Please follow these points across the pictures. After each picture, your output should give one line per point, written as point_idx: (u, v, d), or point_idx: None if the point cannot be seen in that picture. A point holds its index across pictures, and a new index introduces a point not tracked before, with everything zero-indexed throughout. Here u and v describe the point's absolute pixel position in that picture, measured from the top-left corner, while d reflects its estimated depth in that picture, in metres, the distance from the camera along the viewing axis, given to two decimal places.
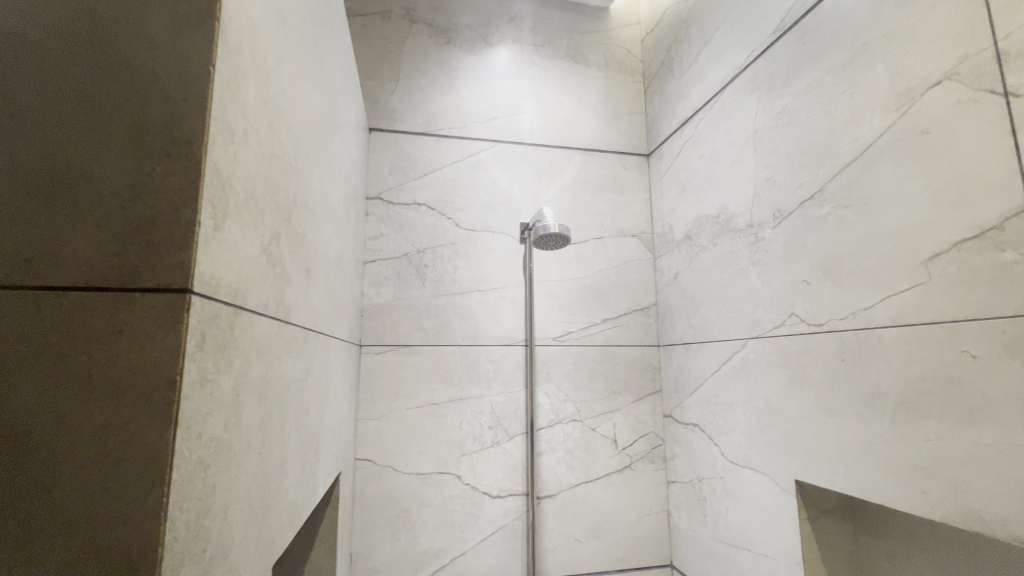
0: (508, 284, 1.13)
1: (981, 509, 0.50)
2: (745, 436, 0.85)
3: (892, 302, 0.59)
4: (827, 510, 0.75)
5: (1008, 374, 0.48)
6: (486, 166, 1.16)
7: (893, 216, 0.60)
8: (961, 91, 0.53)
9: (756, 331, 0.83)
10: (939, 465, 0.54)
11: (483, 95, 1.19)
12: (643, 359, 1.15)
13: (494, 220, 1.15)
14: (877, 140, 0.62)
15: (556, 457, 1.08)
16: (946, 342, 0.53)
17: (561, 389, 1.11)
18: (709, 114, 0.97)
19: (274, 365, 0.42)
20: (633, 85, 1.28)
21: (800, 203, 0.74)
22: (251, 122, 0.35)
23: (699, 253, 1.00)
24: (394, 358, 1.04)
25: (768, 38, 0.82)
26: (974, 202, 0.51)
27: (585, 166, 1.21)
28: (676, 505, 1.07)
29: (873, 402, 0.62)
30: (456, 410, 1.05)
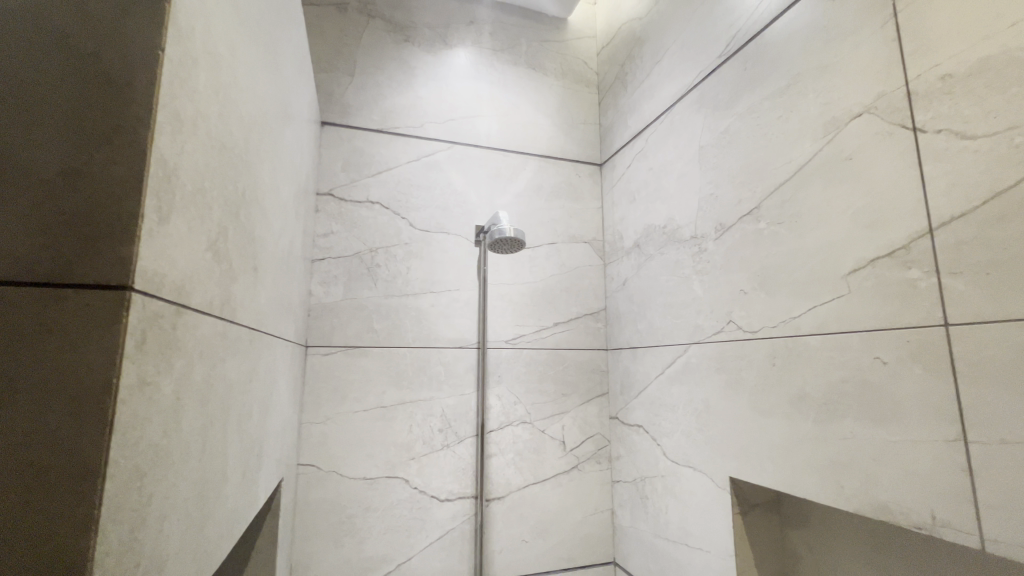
0: (462, 286, 1.13)
1: (888, 501, 0.55)
2: (685, 436, 0.89)
3: (817, 312, 0.65)
4: (758, 505, 0.80)
5: (912, 379, 0.53)
6: (442, 166, 1.16)
7: (819, 234, 0.65)
8: (877, 123, 0.59)
9: (697, 336, 0.88)
10: (854, 461, 0.59)
11: (441, 96, 1.18)
12: (592, 362, 1.19)
13: (448, 221, 1.14)
14: (807, 163, 0.68)
15: (505, 458, 1.09)
16: (861, 349, 0.59)
17: (513, 391, 1.12)
18: (659, 129, 1.02)
19: (218, 366, 0.39)
20: (588, 96, 1.31)
21: (739, 218, 0.79)
22: (200, 111, 0.33)
23: (647, 261, 1.05)
24: (342, 360, 1.01)
25: (714, 61, 0.87)
26: (888, 224, 0.57)
27: (540, 172, 1.23)
28: (620, 504, 1.11)
29: (799, 404, 0.67)
30: (406, 413, 1.04)
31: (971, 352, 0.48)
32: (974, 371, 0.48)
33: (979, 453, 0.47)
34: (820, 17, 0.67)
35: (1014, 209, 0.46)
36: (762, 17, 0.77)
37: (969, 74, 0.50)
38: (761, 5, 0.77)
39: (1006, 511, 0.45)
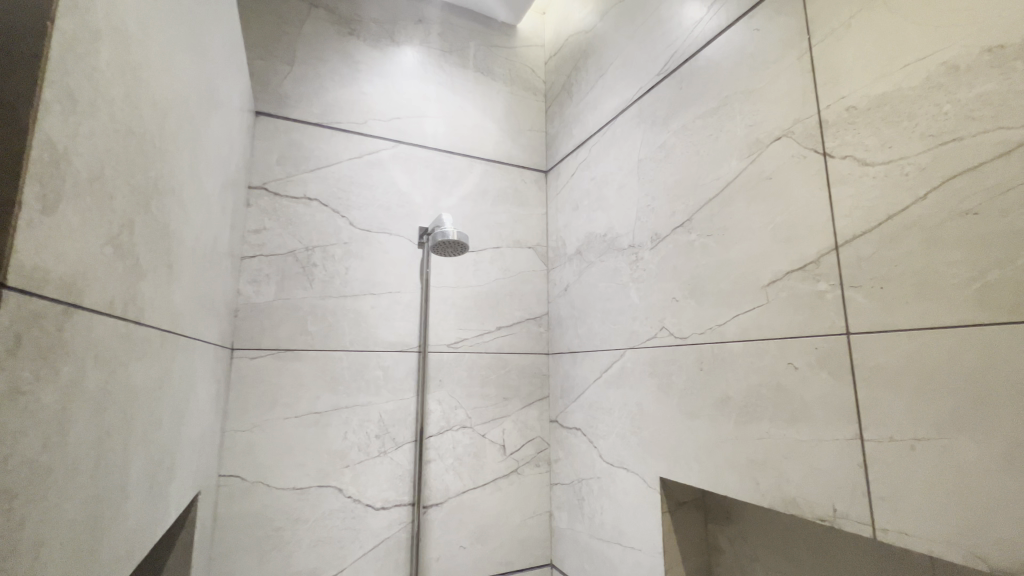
0: (403, 288, 1.10)
1: (797, 496, 0.59)
2: (620, 438, 0.92)
3: (739, 320, 0.69)
4: (685, 503, 0.84)
5: (819, 383, 0.58)
6: (386, 165, 1.13)
7: (742, 247, 0.70)
8: (794, 147, 0.64)
9: (632, 341, 0.91)
10: (769, 460, 0.63)
11: (386, 93, 1.15)
12: (533, 366, 1.20)
13: (391, 221, 1.11)
14: (733, 180, 0.72)
15: (444, 464, 1.07)
16: (777, 355, 0.63)
17: (453, 396, 1.10)
18: (602, 140, 1.05)
19: (118, 372, 0.36)
20: (536, 103, 1.33)
21: (673, 229, 0.83)
22: (101, 91, 0.30)
23: (588, 268, 1.07)
24: (272, 364, 0.96)
25: (652, 79, 0.91)
26: (801, 240, 0.62)
27: (486, 176, 1.23)
28: (558, 506, 1.12)
29: (722, 407, 0.71)
30: (341, 419, 1.00)
31: (867, 358, 0.53)
32: (869, 376, 0.53)
33: (873, 450, 0.52)
34: (747, 45, 0.72)
35: (904, 230, 0.51)
36: (697, 40, 0.81)
37: (870, 107, 0.55)
38: (696, 28, 0.82)
39: (893, 502, 0.50)
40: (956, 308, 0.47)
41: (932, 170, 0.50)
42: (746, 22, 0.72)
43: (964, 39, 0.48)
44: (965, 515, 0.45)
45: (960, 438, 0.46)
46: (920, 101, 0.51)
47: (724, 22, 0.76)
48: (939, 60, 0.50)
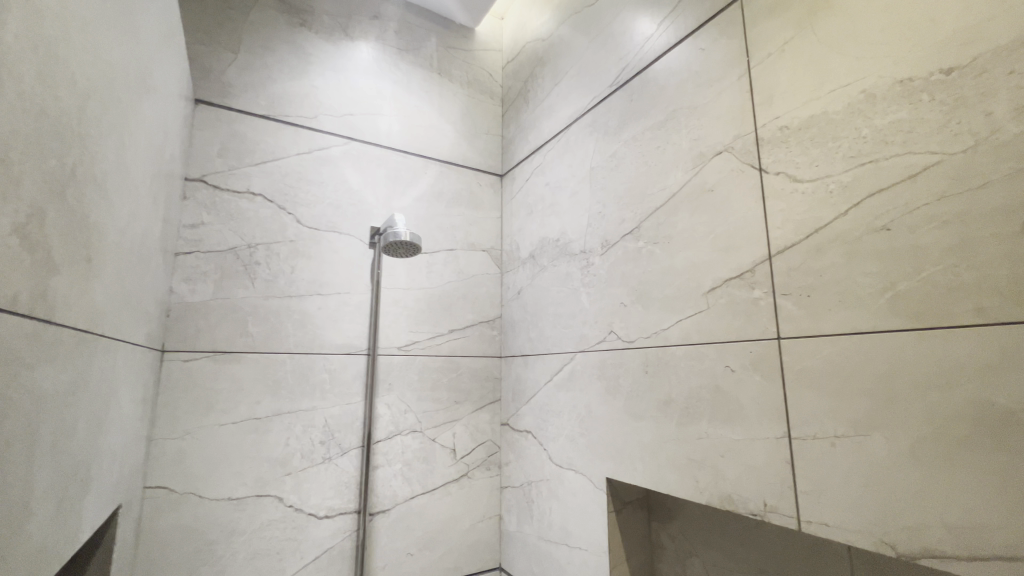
0: (353, 288, 1.07)
1: (732, 493, 0.63)
2: (569, 440, 0.93)
3: (682, 324, 0.72)
4: (630, 502, 0.86)
5: (754, 384, 0.61)
6: (337, 162, 1.09)
7: (686, 255, 0.73)
8: (733, 162, 0.67)
9: (582, 345, 0.93)
10: (707, 458, 0.66)
11: (339, 88, 1.12)
12: (485, 369, 1.19)
13: (341, 220, 1.08)
14: (678, 191, 0.75)
15: (393, 470, 1.05)
16: (716, 358, 0.67)
17: (403, 399, 1.08)
18: (556, 146, 1.07)
19: (22, 374, 0.33)
20: (493, 107, 1.33)
21: (622, 236, 0.86)
22: (7, 66, 0.28)
23: (541, 272, 1.08)
24: (208, 367, 0.91)
25: (605, 90, 0.94)
26: (739, 249, 0.65)
27: (441, 178, 1.22)
28: (507, 509, 1.12)
29: (665, 408, 0.74)
30: (283, 424, 0.95)
31: (795, 361, 0.57)
32: (797, 378, 0.57)
33: (799, 447, 0.56)
34: (692, 63, 0.75)
35: (828, 243, 0.55)
36: (647, 55, 0.85)
37: (800, 128, 0.60)
38: (646, 43, 0.85)
39: (816, 496, 0.54)
40: (872, 316, 0.51)
41: (852, 188, 0.54)
42: (692, 40, 0.76)
43: (880, 70, 0.53)
44: (876, 505, 0.49)
45: (874, 435, 0.50)
46: (842, 124, 0.56)
47: (673, 40, 0.79)
48: (859, 88, 0.54)
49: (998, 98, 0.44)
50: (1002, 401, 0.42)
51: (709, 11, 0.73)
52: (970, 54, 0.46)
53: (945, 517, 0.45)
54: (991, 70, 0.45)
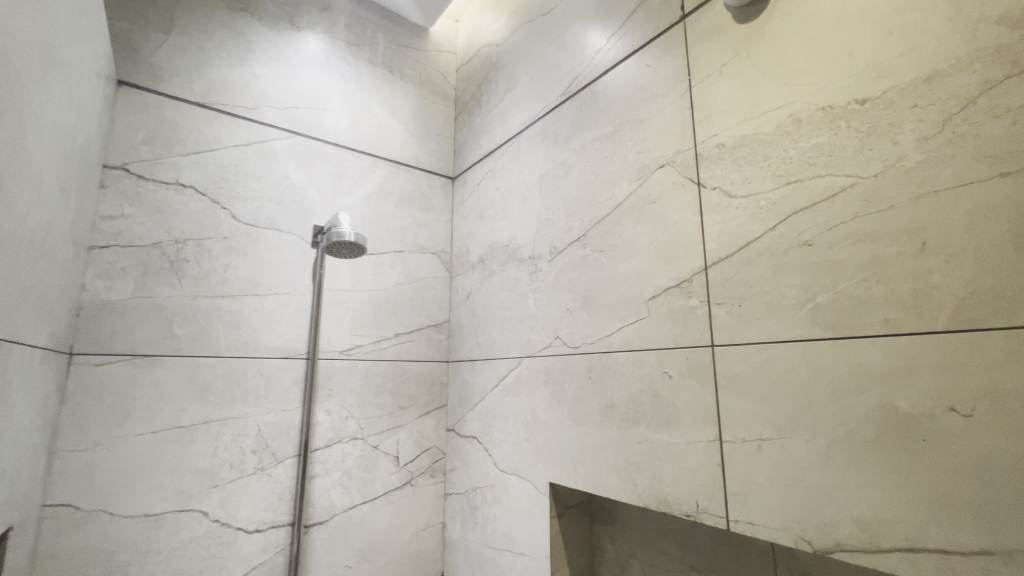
0: (293, 289, 1.02)
1: (668, 495, 0.65)
2: (514, 446, 0.93)
3: (624, 331, 0.74)
4: (573, 506, 0.87)
5: (690, 389, 0.64)
6: (278, 156, 1.04)
7: (629, 264, 0.75)
8: (674, 175, 0.70)
9: (529, 350, 0.93)
10: (646, 462, 0.68)
11: (283, 79, 1.07)
12: (432, 374, 1.17)
13: (282, 217, 1.03)
14: (623, 201, 0.78)
15: (331, 479, 1.00)
16: (655, 364, 0.69)
17: (345, 406, 1.04)
18: (508, 152, 1.08)
19: None
20: (445, 109, 1.32)
21: (569, 243, 0.87)
22: None
23: (490, 277, 1.08)
24: (124, 371, 0.83)
25: (556, 98, 0.95)
26: (678, 259, 0.68)
27: (390, 178, 1.19)
28: (452, 516, 1.11)
29: (607, 413, 0.75)
30: (210, 433, 0.89)
31: (727, 368, 0.60)
32: (728, 383, 0.60)
33: (729, 450, 0.59)
34: (639, 78, 0.78)
35: (758, 256, 0.59)
36: (596, 67, 0.87)
37: (734, 146, 0.63)
38: (596, 56, 0.87)
39: (744, 496, 0.57)
40: (795, 325, 0.54)
41: (779, 205, 0.57)
42: (639, 56, 0.78)
43: (805, 96, 0.57)
44: (796, 504, 0.52)
45: (795, 437, 0.53)
46: (771, 145, 0.59)
47: (622, 54, 0.82)
48: (787, 112, 0.58)
49: (904, 128, 0.49)
50: (904, 405, 0.46)
51: (655, 29, 0.76)
52: (880, 88, 0.51)
53: (855, 513, 0.48)
54: (897, 103, 0.49)
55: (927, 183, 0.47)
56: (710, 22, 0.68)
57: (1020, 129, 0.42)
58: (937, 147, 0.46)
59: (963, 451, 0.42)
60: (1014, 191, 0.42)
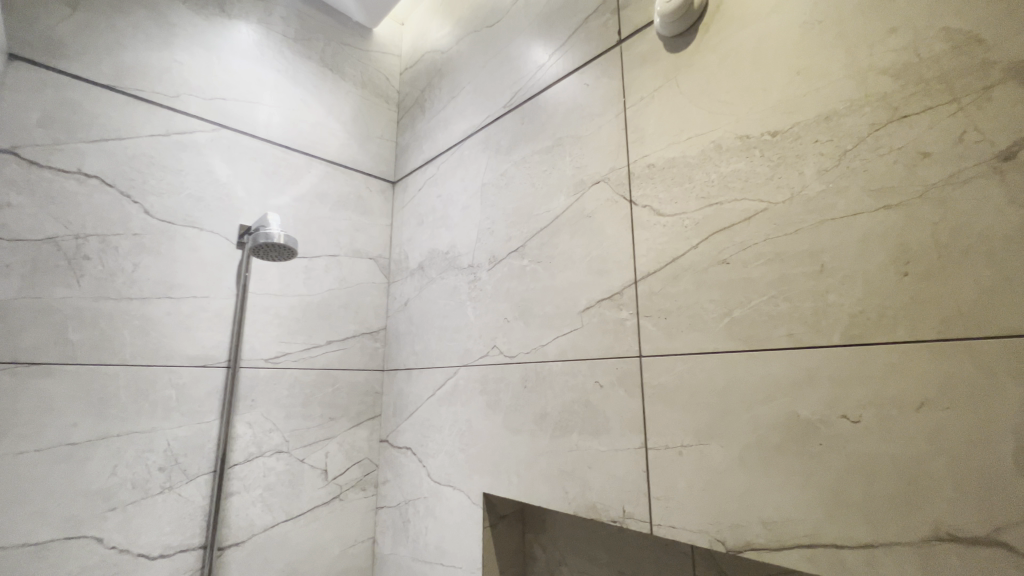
0: (213, 292, 0.95)
1: (597, 502, 0.66)
2: (448, 456, 0.92)
3: (559, 341, 0.76)
4: (506, 516, 0.87)
5: (619, 398, 0.66)
6: (202, 149, 0.97)
7: (566, 275, 0.77)
8: (608, 192, 0.73)
9: (466, 359, 0.92)
10: (576, 470, 0.70)
11: (210, 68, 1.00)
12: (366, 383, 1.13)
13: (203, 214, 0.95)
14: (561, 214, 0.79)
15: (251, 496, 0.94)
16: (587, 374, 0.71)
17: (268, 417, 0.98)
18: (449, 159, 1.07)
19: None
20: (388, 112, 1.29)
21: (508, 253, 0.88)
22: None
23: (428, 284, 1.06)
24: (3, 382, 0.73)
25: (499, 110, 0.96)
26: (611, 272, 0.70)
27: (327, 178, 1.15)
28: (383, 531, 1.07)
29: (541, 422, 0.76)
30: (108, 450, 0.81)
31: (653, 377, 0.63)
32: (653, 393, 0.63)
33: (654, 457, 0.61)
34: (578, 97, 0.80)
35: (682, 272, 0.62)
36: (538, 82, 0.89)
37: (663, 167, 0.67)
38: (539, 71, 0.89)
39: (666, 501, 0.59)
40: (713, 338, 0.58)
41: (702, 225, 0.61)
42: (579, 75, 0.81)
43: (726, 125, 0.61)
44: (713, 507, 0.55)
45: (713, 444, 0.56)
46: (696, 168, 0.63)
47: (563, 71, 0.84)
48: (710, 138, 0.62)
49: (807, 160, 0.54)
50: (806, 412, 0.50)
51: (595, 50, 0.79)
52: (789, 123, 0.56)
53: (763, 514, 0.52)
54: (802, 137, 0.54)
55: (826, 212, 0.52)
56: (644, 48, 0.72)
57: (900, 167, 0.48)
58: (835, 180, 0.52)
59: (853, 454, 0.47)
60: (895, 221, 0.47)
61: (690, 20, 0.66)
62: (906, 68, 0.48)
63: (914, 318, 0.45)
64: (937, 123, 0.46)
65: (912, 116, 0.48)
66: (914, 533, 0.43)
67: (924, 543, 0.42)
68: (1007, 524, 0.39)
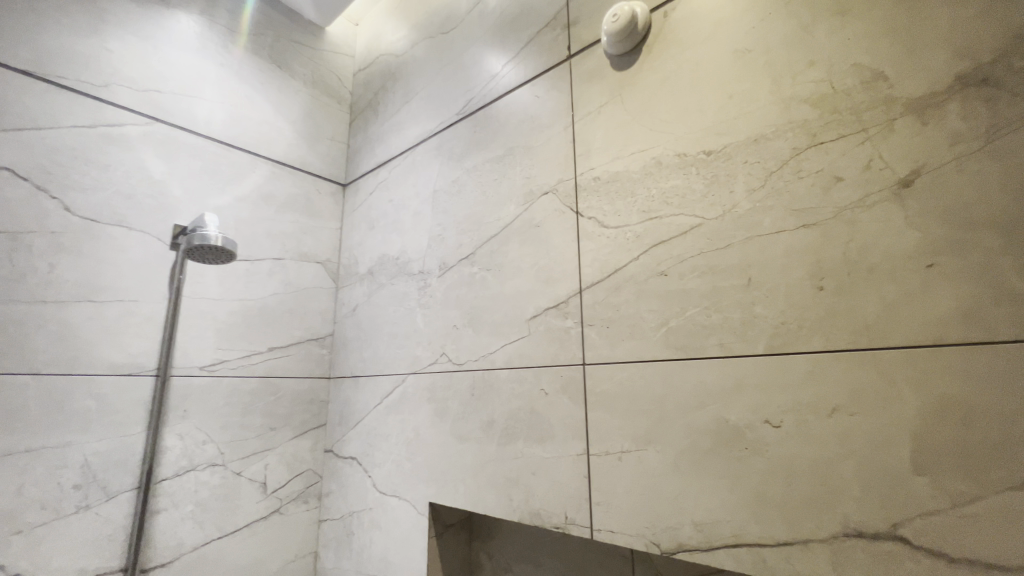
0: (143, 296, 0.89)
1: (541, 509, 0.67)
2: (395, 466, 0.90)
3: (506, 349, 0.76)
4: (452, 525, 0.86)
5: (563, 406, 0.67)
6: (132, 144, 0.91)
7: (514, 283, 0.77)
8: (556, 203, 0.74)
9: (414, 367, 0.91)
10: (521, 478, 0.70)
11: (145, 58, 0.95)
12: (311, 392, 1.09)
13: (133, 213, 0.90)
14: (510, 223, 0.80)
15: (180, 513, 0.88)
16: (533, 381, 0.72)
17: (202, 428, 0.93)
18: (402, 164, 1.06)
19: None
20: (340, 112, 1.26)
21: (458, 260, 0.87)
22: None
23: (378, 290, 1.04)
24: None
25: (452, 117, 0.96)
26: (557, 282, 0.72)
27: (272, 178, 1.11)
28: (326, 544, 1.03)
29: (488, 430, 0.76)
30: (14, 468, 0.74)
31: (595, 385, 0.64)
32: (595, 400, 0.64)
33: (595, 463, 0.63)
34: (529, 108, 0.82)
35: (624, 283, 0.64)
36: (491, 92, 0.89)
37: (608, 181, 0.69)
38: (492, 80, 0.90)
39: (606, 506, 0.61)
40: (652, 347, 0.60)
41: (642, 238, 0.64)
42: (530, 86, 0.82)
43: (666, 143, 0.64)
44: (648, 511, 0.57)
45: (650, 449, 0.58)
46: (638, 182, 0.66)
47: (515, 82, 0.85)
48: (651, 155, 0.65)
49: (737, 180, 0.57)
50: (733, 418, 0.53)
51: (546, 63, 0.81)
52: (721, 143, 0.59)
53: (695, 516, 0.54)
54: (733, 157, 0.58)
55: (753, 229, 0.55)
56: (592, 65, 0.74)
57: (817, 190, 0.52)
58: (761, 199, 0.55)
59: (774, 457, 0.50)
60: (812, 240, 0.51)
61: (634, 41, 0.68)
62: (824, 98, 0.52)
63: (827, 329, 0.49)
64: (849, 150, 0.50)
65: (828, 143, 0.52)
66: (826, 530, 0.46)
67: (835, 540, 0.46)
68: (904, 519, 0.43)
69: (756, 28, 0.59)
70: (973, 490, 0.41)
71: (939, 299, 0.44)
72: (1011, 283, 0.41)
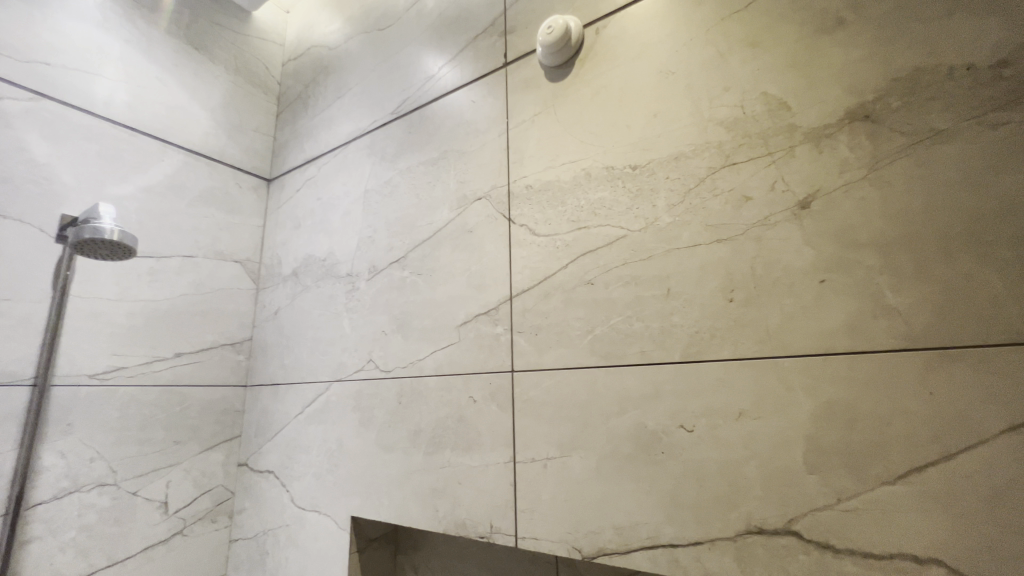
0: (19, 295, 0.78)
1: (467, 518, 0.66)
2: (315, 478, 0.85)
3: (435, 355, 0.74)
4: (376, 539, 0.83)
5: (490, 413, 0.67)
6: (10, 120, 0.80)
7: (445, 289, 0.76)
8: (489, 209, 0.74)
9: (339, 374, 0.87)
10: (447, 487, 0.69)
11: (31, 25, 0.84)
12: (223, 401, 1.01)
13: (10, 199, 0.79)
14: (443, 227, 0.79)
15: (59, 540, 0.78)
16: (461, 389, 0.71)
17: (90, 444, 0.83)
18: (332, 161, 1.01)
19: None
20: (266, 103, 1.19)
21: (388, 264, 0.85)
22: None
23: (302, 293, 0.99)
24: None
25: (386, 116, 0.93)
26: (488, 288, 0.71)
27: (185, 169, 1.02)
28: (236, 566, 0.96)
29: (414, 439, 0.74)
30: None
31: (523, 392, 0.65)
32: (523, 406, 0.64)
33: (521, 470, 0.63)
34: (465, 112, 0.81)
35: (552, 291, 0.65)
36: (426, 93, 0.88)
37: (540, 189, 0.70)
38: (428, 82, 0.88)
39: (531, 513, 0.61)
40: (578, 355, 0.61)
41: (572, 246, 0.65)
42: (467, 90, 0.82)
43: (595, 155, 0.65)
44: (572, 515, 0.58)
45: (573, 455, 0.59)
46: (568, 192, 0.67)
47: (452, 85, 0.84)
48: (581, 166, 0.67)
49: (659, 194, 0.60)
50: (652, 423, 0.55)
51: (482, 69, 0.81)
52: (646, 159, 0.61)
53: (615, 520, 0.55)
54: (656, 173, 0.60)
55: (673, 241, 0.58)
56: (527, 74, 0.75)
57: (729, 207, 0.55)
58: (680, 213, 0.58)
59: (687, 460, 0.52)
60: (724, 254, 0.54)
61: (567, 54, 0.70)
62: (736, 122, 0.56)
63: (736, 338, 0.52)
64: (757, 172, 0.54)
65: (739, 164, 0.55)
66: (732, 529, 0.49)
67: (740, 537, 0.48)
68: (798, 516, 0.46)
69: (678, 51, 0.62)
70: (855, 487, 0.45)
71: (830, 311, 0.48)
72: (888, 299, 0.46)
